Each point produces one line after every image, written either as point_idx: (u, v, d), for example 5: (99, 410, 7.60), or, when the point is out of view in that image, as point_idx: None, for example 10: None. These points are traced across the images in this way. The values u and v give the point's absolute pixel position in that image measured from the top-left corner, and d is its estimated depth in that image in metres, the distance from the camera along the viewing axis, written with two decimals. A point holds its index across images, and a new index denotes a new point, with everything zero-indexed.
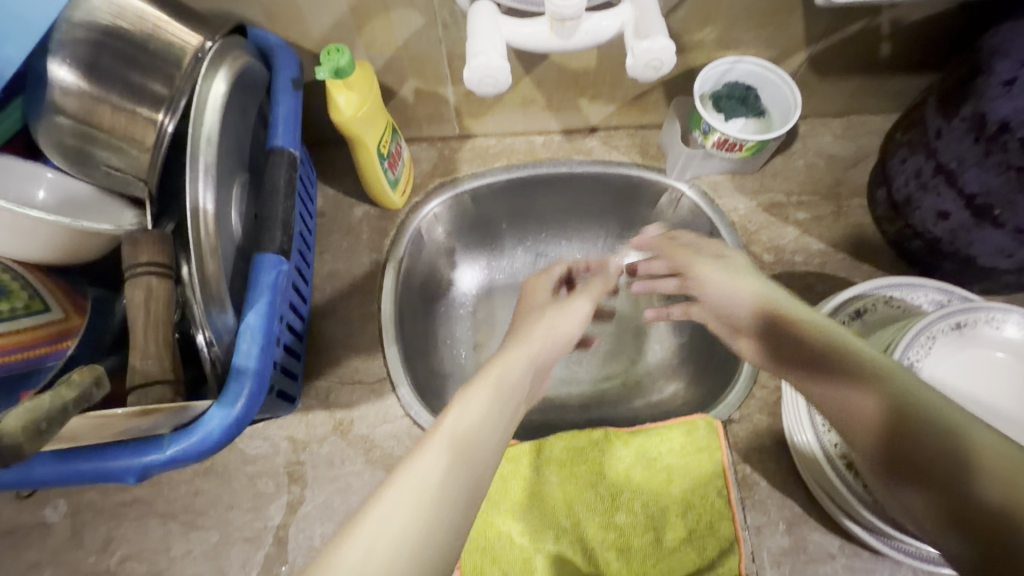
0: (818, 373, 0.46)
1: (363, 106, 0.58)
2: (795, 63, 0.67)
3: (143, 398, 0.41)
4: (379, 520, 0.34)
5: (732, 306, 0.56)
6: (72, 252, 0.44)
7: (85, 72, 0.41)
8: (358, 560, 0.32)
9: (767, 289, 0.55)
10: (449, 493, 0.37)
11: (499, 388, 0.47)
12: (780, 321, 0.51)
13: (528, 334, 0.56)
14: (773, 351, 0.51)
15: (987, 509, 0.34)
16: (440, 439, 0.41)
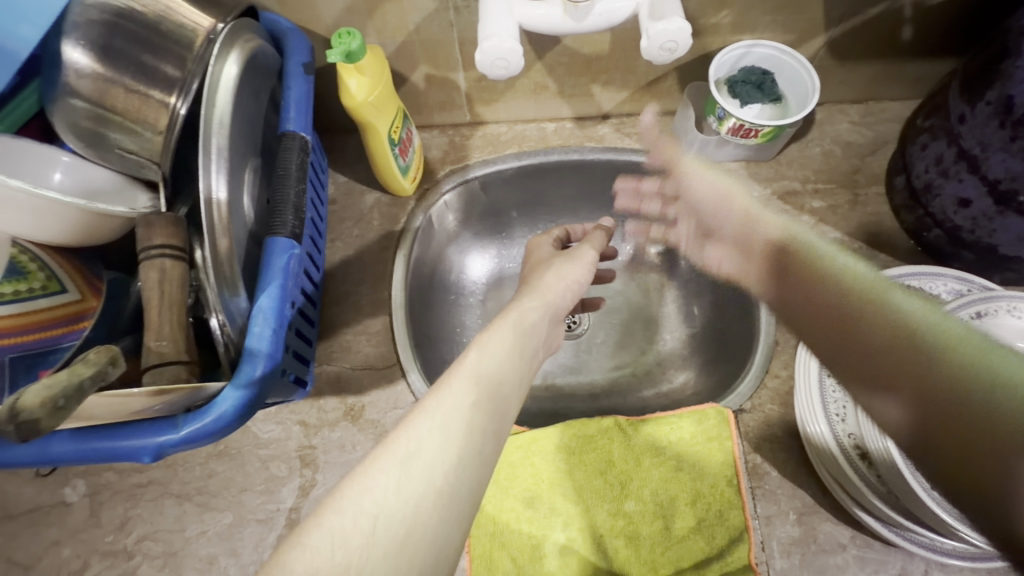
0: (824, 320, 0.41)
1: (373, 90, 0.57)
2: (814, 47, 0.66)
3: (159, 378, 0.41)
4: (411, 446, 0.33)
5: (721, 211, 0.65)
6: (89, 235, 0.44)
7: (98, 54, 0.41)
8: (391, 483, 0.32)
9: (756, 209, 0.62)
10: (480, 423, 0.36)
11: (520, 330, 0.45)
12: (751, 230, 0.60)
13: (539, 285, 0.55)
14: (750, 262, 0.59)
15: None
16: (469, 368, 0.39)
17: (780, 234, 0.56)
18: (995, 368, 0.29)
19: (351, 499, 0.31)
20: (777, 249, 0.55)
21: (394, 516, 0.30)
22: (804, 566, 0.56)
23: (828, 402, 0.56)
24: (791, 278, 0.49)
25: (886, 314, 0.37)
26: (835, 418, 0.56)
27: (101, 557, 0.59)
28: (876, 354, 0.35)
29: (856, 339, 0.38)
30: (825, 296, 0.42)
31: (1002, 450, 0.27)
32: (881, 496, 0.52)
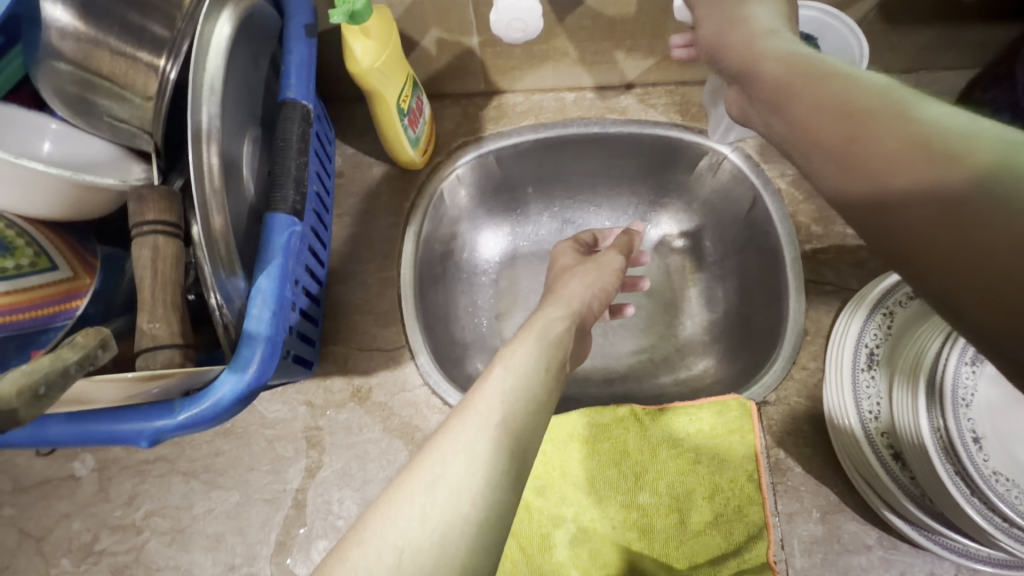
0: (829, 121, 0.35)
1: (380, 54, 0.53)
2: (863, 10, 0.60)
3: (152, 361, 0.40)
4: (435, 472, 0.34)
5: (724, 50, 0.46)
6: (79, 209, 0.42)
7: (82, 12, 0.38)
8: (417, 512, 0.32)
9: (768, 36, 0.44)
10: (507, 444, 0.36)
11: (543, 339, 0.46)
12: (750, 65, 0.43)
13: (563, 293, 0.54)
14: (755, 103, 0.44)
15: None
16: (496, 385, 0.40)
17: (784, 60, 0.41)
18: None
19: (377, 531, 0.31)
20: (771, 79, 0.41)
21: (419, 547, 0.30)
22: (826, 565, 0.54)
23: (860, 398, 0.53)
24: (783, 102, 0.39)
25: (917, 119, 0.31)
26: (869, 417, 0.52)
27: (111, 531, 0.59)
28: (896, 159, 0.31)
29: (870, 150, 0.32)
30: (820, 99, 0.37)
31: None
32: (913, 499, 0.49)
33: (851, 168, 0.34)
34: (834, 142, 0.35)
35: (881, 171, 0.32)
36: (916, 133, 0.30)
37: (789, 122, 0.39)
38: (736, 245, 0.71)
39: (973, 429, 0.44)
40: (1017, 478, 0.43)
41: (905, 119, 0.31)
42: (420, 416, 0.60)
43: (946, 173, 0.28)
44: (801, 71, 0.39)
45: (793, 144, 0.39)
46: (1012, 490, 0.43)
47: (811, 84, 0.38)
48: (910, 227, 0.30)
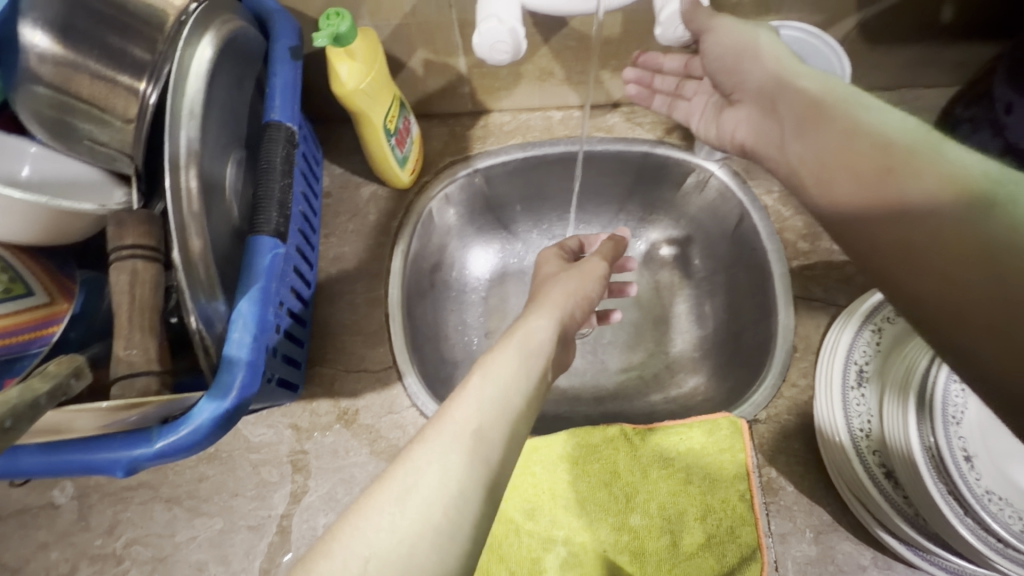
0: (839, 160, 0.45)
1: (366, 76, 0.53)
2: (843, 29, 0.61)
3: (129, 389, 0.39)
4: (408, 481, 0.33)
5: (744, 71, 0.51)
6: (55, 233, 0.41)
7: (60, 36, 0.38)
8: (385, 522, 0.31)
9: (790, 62, 0.49)
10: (484, 453, 0.35)
11: (526, 347, 0.45)
12: (783, 84, 0.49)
13: (546, 300, 0.53)
14: (778, 122, 0.50)
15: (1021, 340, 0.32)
16: (477, 392, 0.39)
17: (817, 91, 0.47)
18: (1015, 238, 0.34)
19: (343, 543, 0.30)
20: (806, 103, 0.48)
21: (386, 557, 0.30)
22: None
23: (848, 414, 0.53)
24: (813, 128, 0.47)
25: (933, 167, 0.39)
26: (859, 434, 0.52)
27: (90, 561, 0.57)
28: (900, 201, 0.40)
29: (886, 188, 0.41)
30: (846, 135, 0.44)
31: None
32: (906, 518, 0.49)
33: (867, 193, 0.42)
34: (850, 177, 0.44)
35: (876, 207, 0.41)
36: (926, 181, 0.39)
37: (817, 144, 0.46)
38: (723, 261, 0.71)
39: (964, 446, 0.44)
40: (1007, 495, 0.43)
41: (935, 160, 0.39)
42: (407, 437, 0.59)
43: (947, 221, 0.37)
44: (828, 104, 0.47)
45: (819, 166, 0.46)
46: (1006, 509, 0.42)
47: (848, 116, 0.45)
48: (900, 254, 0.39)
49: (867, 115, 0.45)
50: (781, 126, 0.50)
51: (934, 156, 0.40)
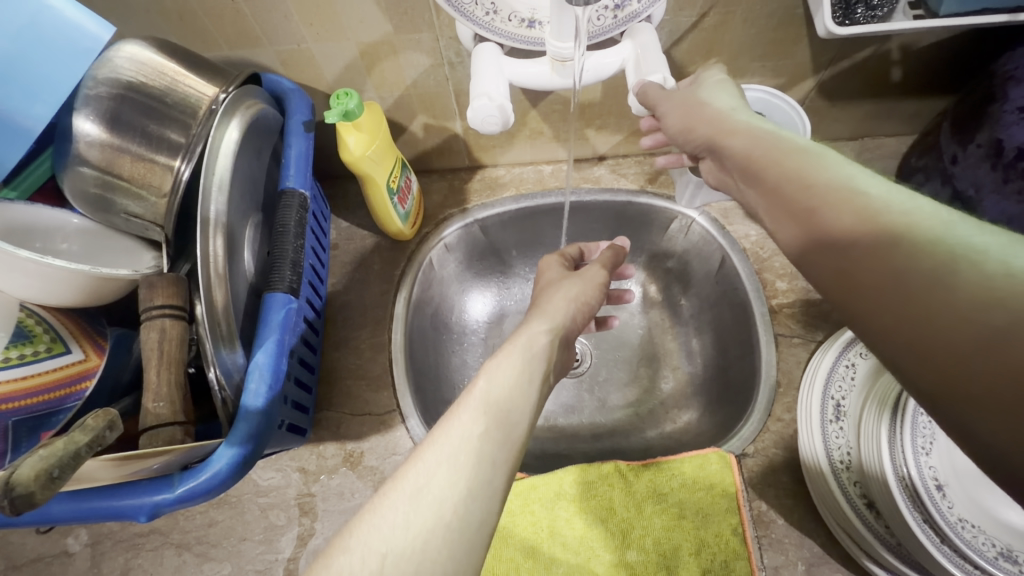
0: (777, 201, 0.42)
1: (371, 144, 0.59)
2: (804, 89, 0.67)
3: (155, 439, 0.43)
4: (419, 482, 0.34)
5: (694, 127, 0.50)
6: (94, 296, 0.46)
7: (107, 125, 0.44)
8: (400, 520, 0.32)
9: (732, 113, 0.49)
10: (488, 452, 0.36)
11: (530, 352, 0.46)
12: (720, 142, 0.48)
13: (547, 306, 0.54)
14: (729, 174, 0.49)
15: (958, 359, 0.28)
16: (479, 397, 0.40)
17: (752, 143, 0.45)
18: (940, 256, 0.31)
19: (361, 539, 0.32)
20: (743, 154, 0.46)
21: (401, 553, 0.31)
22: None
23: (825, 443, 0.56)
24: (755, 177, 0.44)
25: (862, 199, 0.36)
26: (840, 466, 0.54)
27: None
28: (836, 235, 0.36)
29: (824, 224, 0.37)
30: (783, 173, 0.42)
31: (971, 308, 0.28)
32: (890, 548, 0.51)
33: (804, 229, 0.39)
34: (789, 210, 0.40)
35: (817, 243, 0.38)
36: (854, 214, 0.36)
37: (758, 194, 0.44)
38: (710, 300, 0.75)
39: (935, 476, 0.47)
40: (980, 523, 0.46)
41: (852, 190, 0.37)
42: None
43: (881, 250, 0.33)
44: (760, 150, 0.45)
45: (763, 210, 0.44)
46: (979, 536, 0.45)
47: (780, 161, 0.42)
48: (842, 283, 0.35)
49: (797, 153, 0.42)
50: (734, 179, 0.48)
51: (851, 185, 0.37)
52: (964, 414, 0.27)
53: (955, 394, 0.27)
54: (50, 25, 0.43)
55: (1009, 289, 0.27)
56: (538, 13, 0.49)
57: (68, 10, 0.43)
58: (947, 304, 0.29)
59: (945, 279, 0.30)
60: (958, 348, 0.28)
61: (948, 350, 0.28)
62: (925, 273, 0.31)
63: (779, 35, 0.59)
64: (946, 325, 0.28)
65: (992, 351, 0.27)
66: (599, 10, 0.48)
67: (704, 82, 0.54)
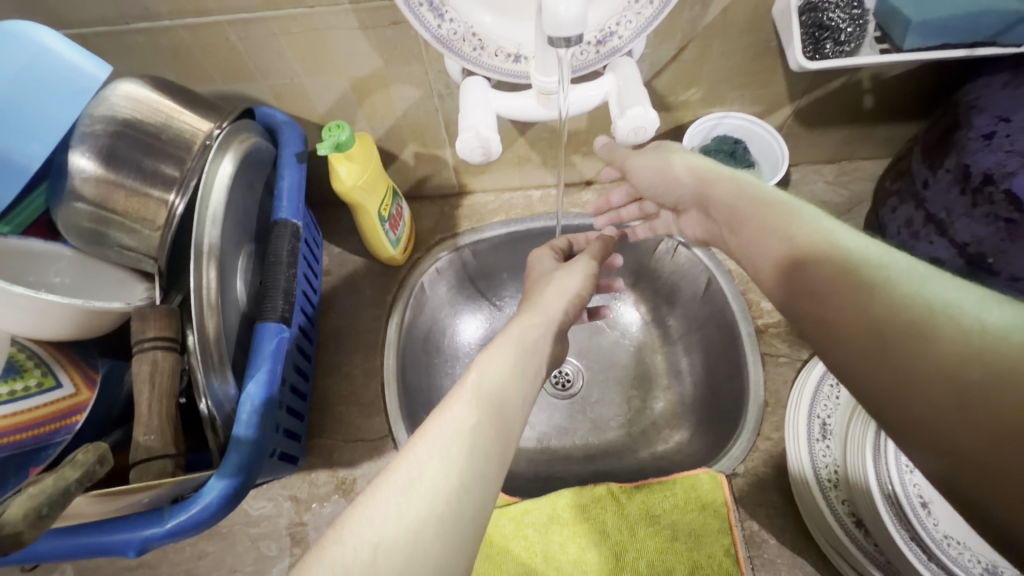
0: (761, 251, 0.43)
1: (363, 175, 0.60)
2: (782, 116, 0.70)
3: (146, 473, 0.43)
4: (411, 473, 0.34)
5: (677, 179, 0.53)
6: (85, 328, 0.47)
7: (102, 160, 0.45)
8: (392, 511, 0.32)
9: (711, 166, 0.51)
10: (482, 444, 0.37)
11: (523, 348, 0.46)
12: (706, 191, 0.50)
13: (540, 300, 0.55)
14: (716, 223, 0.51)
15: (934, 414, 0.29)
16: (470, 390, 0.40)
17: (735, 193, 0.47)
18: (912, 308, 0.32)
19: (353, 529, 0.31)
20: (726, 205, 0.48)
21: (393, 543, 0.30)
22: None
23: (814, 460, 0.57)
24: (739, 225, 0.46)
25: (837, 253, 0.37)
26: (828, 483, 0.55)
27: None
28: (817, 288, 0.37)
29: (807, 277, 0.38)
30: (763, 228, 0.44)
31: (945, 362, 0.29)
32: (880, 566, 0.51)
33: (788, 282, 0.40)
34: (774, 263, 0.42)
35: (800, 296, 0.39)
36: (830, 267, 0.37)
37: (743, 244, 0.46)
38: (698, 320, 0.76)
39: (919, 493, 0.48)
40: (965, 539, 0.47)
41: (831, 243, 0.38)
42: None
43: (860, 304, 0.34)
44: (744, 203, 0.46)
45: (748, 259, 0.46)
46: (965, 553, 0.46)
47: (759, 212, 0.44)
48: (827, 335, 0.36)
49: (782, 205, 0.44)
50: (719, 227, 0.51)
51: (830, 237, 0.39)
52: (951, 470, 0.28)
53: (940, 448, 0.29)
54: (49, 67, 0.44)
55: (985, 347, 0.28)
56: (524, 48, 0.51)
57: (66, 52, 0.44)
58: (921, 357, 0.30)
59: (925, 334, 0.31)
60: (936, 403, 0.29)
61: (925, 404, 0.30)
62: (899, 325, 0.32)
63: (755, 67, 0.62)
64: (924, 382, 0.30)
65: (970, 406, 0.28)
66: (582, 46, 0.51)
67: (671, 141, 0.56)
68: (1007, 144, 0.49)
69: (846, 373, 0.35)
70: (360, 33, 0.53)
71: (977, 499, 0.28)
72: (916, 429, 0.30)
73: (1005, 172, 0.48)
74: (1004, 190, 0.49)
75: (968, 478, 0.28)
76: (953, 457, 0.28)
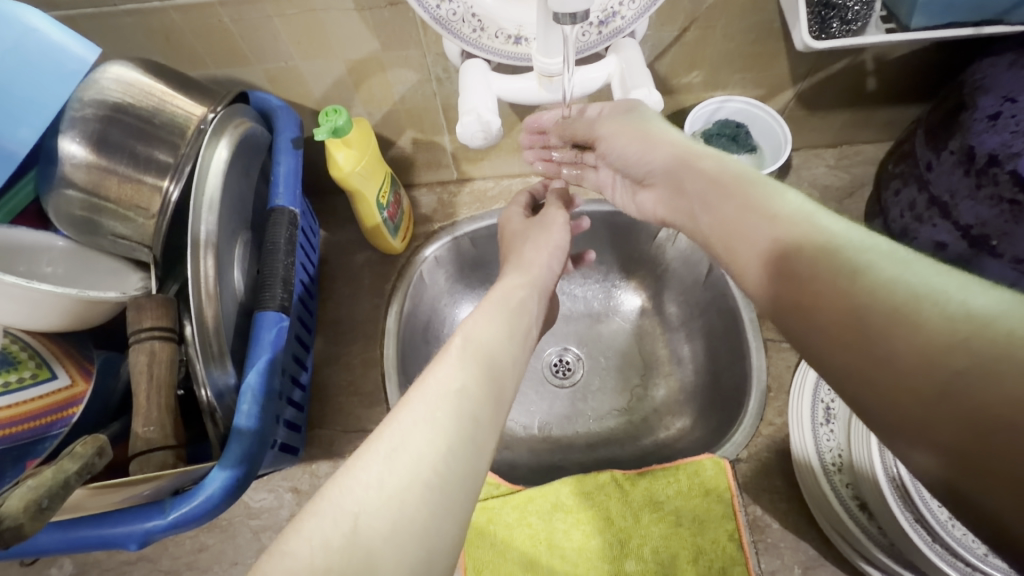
0: (736, 231, 0.38)
1: (360, 161, 0.59)
2: (784, 100, 0.69)
3: (146, 464, 0.42)
4: (394, 441, 0.33)
5: (654, 151, 0.46)
6: (80, 319, 0.46)
7: (93, 146, 0.44)
8: (374, 479, 0.31)
9: (692, 145, 0.46)
10: (468, 409, 0.36)
11: (512, 312, 0.46)
12: (686, 164, 0.44)
13: (523, 260, 0.54)
14: (686, 201, 0.44)
15: (918, 406, 0.25)
16: (455, 356, 0.39)
17: (720, 169, 0.42)
18: (896, 293, 0.27)
19: (332, 501, 0.30)
20: (704, 180, 0.42)
21: (377, 512, 0.29)
22: None
23: (819, 443, 0.57)
24: (710, 202, 0.41)
25: (817, 238, 0.32)
26: (832, 468, 0.55)
27: None
28: (797, 273, 0.32)
29: (792, 262, 0.33)
30: (734, 207, 0.38)
31: (931, 345, 0.25)
32: (884, 549, 0.52)
33: (767, 265, 0.35)
34: (748, 244, 0.36)
35: (781, 281, 0.33)
36: (815, 249, 0.32)
37: (717, 224, 0.40)
38: (699, 306, 0.75)
39: None
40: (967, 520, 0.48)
41: (813, 224, 0.34)
42: None
43: (845, 290, 0.29)
44: (722, 179, 0.41)
45: (715, 241, 0.40)
46: (967, 534, 0.47)
47: (736, 188, 0.39)
48: (804, 324, 0.31)
49: (757, 183, 0.39)
50: (688, 205, 0.44)
51: (813, 218, 0.34)
52: (941, 465, 0.24)
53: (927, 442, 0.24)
54: (34, 48, 0.42)
55: (970, 332, 0.24)
56: (525, 30, 0.49)
57: (53, 33, 0.43)
58: (904, 345, 0.26)
59: (908, 317, 0.26)
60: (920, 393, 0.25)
61: (908, 392, 0.25)
62: (880, 310, 0.27)
63: (758, 49, 0.61)
64: (907, 368, 0.25)
65: (957, 396, 0.24)
66: (584, 26, 0.49)
67: (642, 108, 0.50)
68: (1013, 124, 0.48)
69: (821, 361, 0.30)
70: (356, 15, 0.52)
71: (973, 497, 0.23)
72: (901, 422, 0.26)
73: (1010, 153, 0.48)
74: (1009, 171, 0.48)
75: (965, 475, 0.23)
76: (939, 455, 0.24)
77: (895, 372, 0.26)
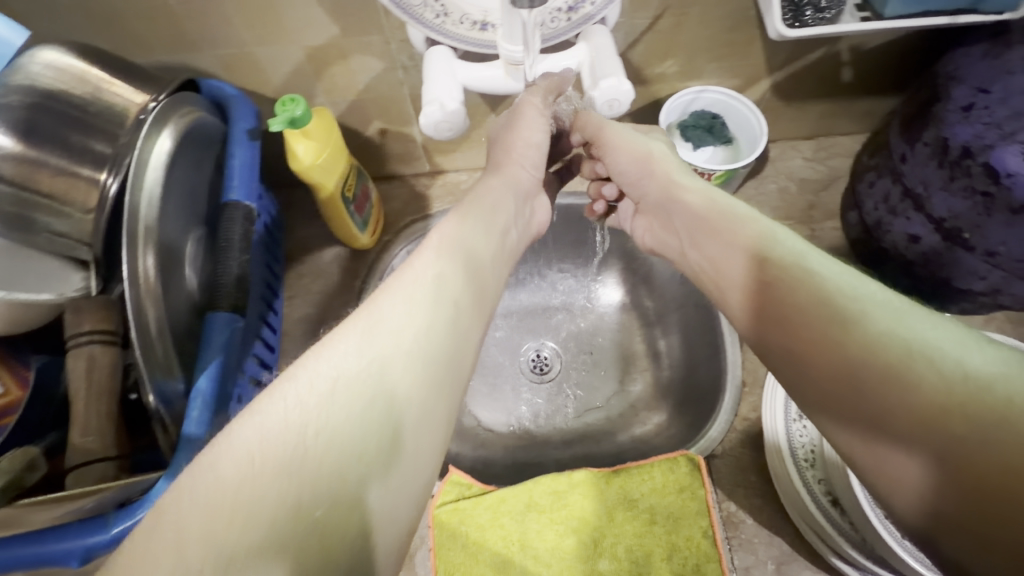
0: (721, 278, 0.42)
1: (322, 152, 0.57)
2: (760, 89, 0.67)
3: (84, 478, 0.42)
4: (374, 317, 0.34)
5: (646, 181, 0.53)
6: (16, 322, 0.44)
7: (21, 134, 0.40)
8: (352, 348, 0.31)
9: (677, 175, 0.52)
10: (449, 294, 0.37)
11: (478, 205, 0.47)
12: (673, 198, 0.50)
13: (501, 159, 0.53)
14: (675, 234, 0.50)
15: (909, 467, 0.27)
16: (433, 247, 0.40)
17: (706, 204, 0.47)
18: (890, 348, 0.30)
19: (308, 365, 0.30)
20: (690, 215, 0.48)
21: (355, 376, 0.30)
22: None
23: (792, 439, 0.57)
24: (703, 240, 0.45)
25: (803, 282, 0.36)
26: (805, 464, 0.55)
27: None
28: (780, 315, 0.36)
29: (773, 308, 0.36)
30: (723, 247, 0.43)
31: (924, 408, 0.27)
32: (854, 543, 0.51)
33: (750, 306, 0.38)
34: (738, 288, 0.40)
35: (767, 325, 0.36)
36: (802, 298, 0.35)
37: (705, 259, 0.45)
38: (676, 301, 0.74)
39: None
40: None
41: (807, 271, 0.36)
42: None
43: (836, 341, 0.32)
44: (710, 217, 0.46)
45: (712, 282, 0.43)
46: None
47: (724, 228, 0.44)
48: (798, 369, 0.34)
49: (742, 223, 0.43)
50: (677, 238, 0.50)
51: (804, 264, 0.37)
52: (926, 524, 0.26)
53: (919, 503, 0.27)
54: None
55: (966, 397, 0.26)
56: (490, 15, 0.47)
57: None
58: (898, 402, 0.28)
59: (902, 377, 0.28)
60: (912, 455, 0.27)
61: (901, 451, 0.28)
62: (874, 366, 0.30)
63: (733, 37, 0.60)
64: (900, 425, 0.28)
65: (948, 459, 0.26)
66: (552, 12, 0.47)
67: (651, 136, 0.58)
68: (986, 116, 0.48)
69: (814, 408, 0.32)
70: None
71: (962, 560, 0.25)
72: (891, 481, 0.28)
73: (983, 144, 0.48)
74: (982, 163, 0.48)
75: (949, 536, 0.25)
76: (927, 513, 0.26)
77: (887, 428, 0.28)
